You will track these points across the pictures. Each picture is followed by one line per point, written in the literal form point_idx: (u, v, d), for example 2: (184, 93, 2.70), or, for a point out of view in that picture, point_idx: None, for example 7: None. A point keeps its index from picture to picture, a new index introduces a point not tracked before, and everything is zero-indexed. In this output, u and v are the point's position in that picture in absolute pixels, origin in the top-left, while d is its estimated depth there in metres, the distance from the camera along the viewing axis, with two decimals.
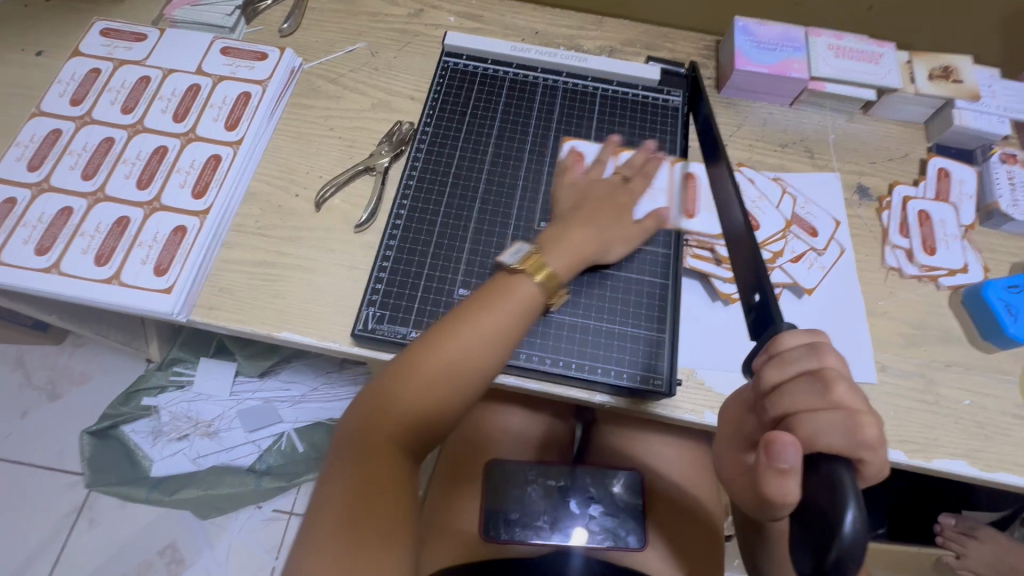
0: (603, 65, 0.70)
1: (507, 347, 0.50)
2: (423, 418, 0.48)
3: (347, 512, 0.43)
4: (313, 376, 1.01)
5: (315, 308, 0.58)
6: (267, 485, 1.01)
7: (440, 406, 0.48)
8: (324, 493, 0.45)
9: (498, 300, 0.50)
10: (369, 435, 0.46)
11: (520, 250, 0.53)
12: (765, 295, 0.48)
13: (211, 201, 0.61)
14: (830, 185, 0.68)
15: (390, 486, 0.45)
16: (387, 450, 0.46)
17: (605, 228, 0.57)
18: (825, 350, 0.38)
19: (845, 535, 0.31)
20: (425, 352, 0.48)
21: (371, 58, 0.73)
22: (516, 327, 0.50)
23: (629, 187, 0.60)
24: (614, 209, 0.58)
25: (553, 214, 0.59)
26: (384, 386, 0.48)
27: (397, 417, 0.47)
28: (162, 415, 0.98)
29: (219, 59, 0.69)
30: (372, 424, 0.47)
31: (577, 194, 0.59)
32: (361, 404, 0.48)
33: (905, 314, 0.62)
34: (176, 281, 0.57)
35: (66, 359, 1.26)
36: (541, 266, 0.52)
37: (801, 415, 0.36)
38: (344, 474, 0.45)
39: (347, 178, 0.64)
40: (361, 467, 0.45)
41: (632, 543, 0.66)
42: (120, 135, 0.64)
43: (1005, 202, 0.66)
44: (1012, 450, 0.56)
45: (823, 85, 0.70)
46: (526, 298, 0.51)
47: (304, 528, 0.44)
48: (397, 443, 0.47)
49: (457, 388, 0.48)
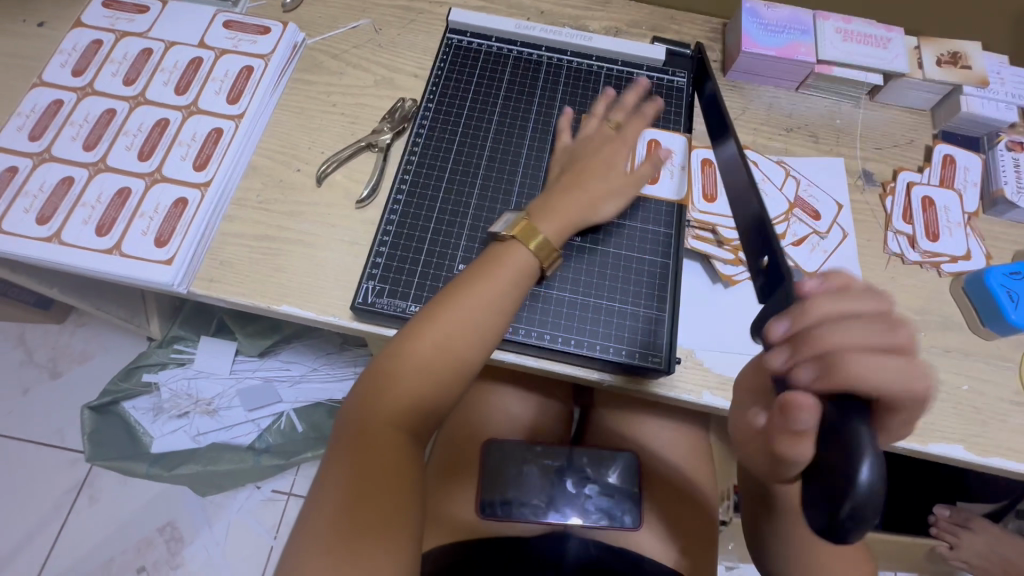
0: (608, 45, 0.69)
1: (503, 318, 0.51)
2: (424, 393, 0.48)
3: (353, 489, 0.43)
4: (313, 357, 1.02)
5: (315, 282, 0.58)
6: (265, 463, 1.01)
7: (439, 379, 0.49)
8: (327, 478, 0.45)
9: (492, 270, 0.51)
10: (370, 415, 0.47)
11: (509, 221, 0.56)
12: (772, 255, 0.45)
13: (213, 174, 0.61)
14: (835, 171, 0.68)
15: (394, 464, 0.45)
16: (390, 429, 0.47)
17: (597, 187, 0.57)
18: (847, 290, 0.37)
19: (857, 487, 0.30)
20: (421, 327, 0.49)
21: (374, 35, 0.73)
22: (510, 298, 0.51)
23: (621, 135, 0.61)
24: (606, 159, 0.59)
25: (547, 180, 0.60)
26: (383, 365, 0.49)
27: (397, 394, 0.48)
28: (163, 392, 0.99)
29: (221, 32, 0.69)
30: (372, 404, 0.47)
31: (571, 164, 0.60)
32: (363, 385, 0.49)
33: (906, 300, 0.62)
34: (177, 253, 0.57)
35: (67, 338, 1.26)
36: (533, 235, 0.53)
37: (847, 349, 0.34)
38: (347, 454, 0.45)
39: (349, 154, 0.64)
40: (367, 445, 0.45)
41: (627, 523, 0.67)
42: (122, 106, 0.64)
43: (1010, 189, 0.65)
44: (1009, 437, 0.56)
45: (830, 69, 0.69)
46: (518, 266, 0.52)
47: (307, 512, 0.43)
48: (400, 419, 0.47)
49: (455, 361, 0.49)
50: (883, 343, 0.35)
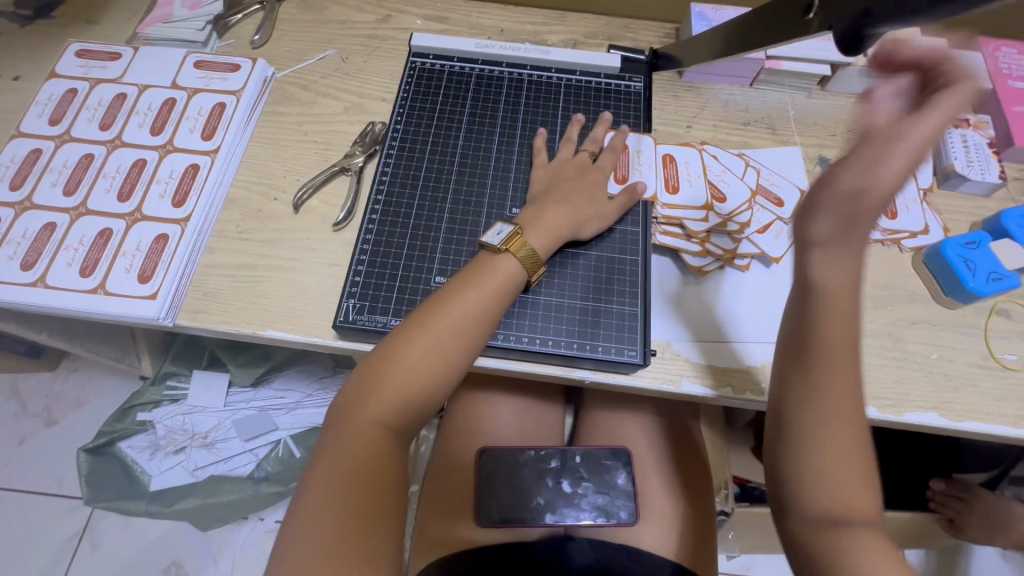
0: (566, 56, 0.72)
1: (489, 323, 0.53)
2: (406, 401, 0.49)
3: (336, 496, 0.44)
4: (307, 383, 1.03)
5: (298, 305, 0.60)
6: (265, 491, 1.00)
7: (426, 385, 0.50)
8: (307, 489, 0.45)
9: (479, 279, 0.53)
10: (354, 421, 0.48)
11: (503, 232, 0.57)
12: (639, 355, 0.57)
13: (192, 209, 0.63)
14: (792, 159, 0.70)
15: (376, 469, 0.47)
16: (371, 436, 0.48)
17: (581, 204, 0.60)
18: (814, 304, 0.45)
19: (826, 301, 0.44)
20: (412, 333, 0.51)
21: (342, 64, 0.75)
22: (497, 303, 0.53)
23: (598, 166, 0.65)
24: (585, 187, 0.62)
25: (530, 198, 0.62)
26: (375, 368, 0.50)
27: (384, 400, 0.49)
28: (158, 429, 0.99)
29: (193, 72, 0.71)
30: (357, 408, 0.49)
31: (556, 181, 0.62)
32: (351, 392, 0.50)
33: (870, 277, 0.64)
34: (160, 287, 0.59)
35: (61, 384, 1.26)
36: (527, 251, 0.56)
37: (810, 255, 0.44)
38: (331, 460, 0.46)
39: (323, 179, 0.66)
40: (352, 450, 0.47)
41: (624, 518, 0.68)
42: (99, 151, 0.66)
43: (961, 163, 0.68)
44: (979, 399, 0.58)
45: (779, 64, 0.72)
46: (508, 275, 0.54)
47: (285, 528, 0.44)
48: (381, 426, 0.48)
49: (442, 366, 0.50)
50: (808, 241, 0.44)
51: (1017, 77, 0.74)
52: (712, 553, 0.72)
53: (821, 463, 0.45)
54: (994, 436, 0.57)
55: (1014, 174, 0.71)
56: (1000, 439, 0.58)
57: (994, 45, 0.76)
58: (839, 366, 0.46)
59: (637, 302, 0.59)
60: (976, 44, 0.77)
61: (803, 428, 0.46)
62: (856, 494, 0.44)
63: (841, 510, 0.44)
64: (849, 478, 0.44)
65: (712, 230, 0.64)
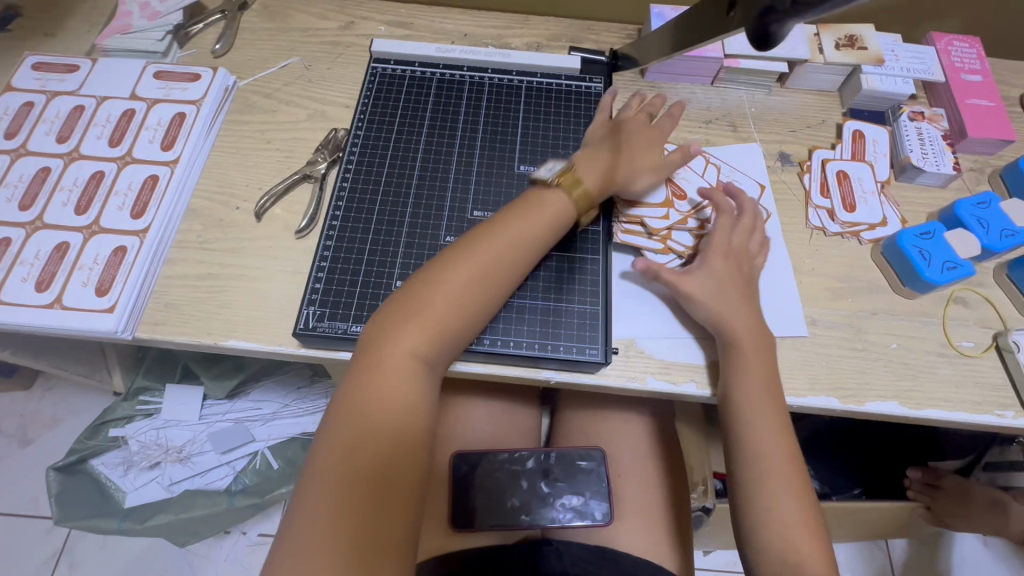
0: (526, 59, 0.73)
1: (532, 255, 0.56)
2: (446, 333, 0.51)
3: (376, 407, 0.47)
4: (284, 393, 1.02)
5: (261, 314, 0.59)
6: (241, 503, 0.98)
7: (471, 311, 0.52)
8: (348, 407, 0.47)
9: (531, 212, 0.57)
10: (391, 348, 0.49)
11: (558, 169, 0.61)
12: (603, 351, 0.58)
13: (151, 220, 0.62)
14: (752, 155, 0.71)
15: (413, 389, 0.49)
16: (406, 364, 0.49)
17: (637, 155, 0.63)
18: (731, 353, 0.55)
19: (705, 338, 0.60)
20: (462, 258, 0.53)
21: (305, 71, 0.75)
22: (542, 236, 0.56)
23: (655, 126, 0.67)
24: (645, 141, 0.65)
25: (588, 142, 0.66)
26: (416, 297, 0.51)
27: (428, 320, 0.50)
28: (131, 445, 0.98)
29: (152, 83, 0.71)
30: (395, 334, 0.49)
31: (613, 133, 0.65)
32: (388, 316, 0.50)
33: (831, 270, 0.65)
34: (118, 300, 0.58)
35: (35, 403, 1.24)
36: (580, 188, 0.59)
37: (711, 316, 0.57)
38: (373, 373, 0.48)
39: (284, 187, 0.66)
40: (395, 367, 0.48)
41: (598, 519, 0.69)
42: (56, 164, 0.65)
43: (916, 156, 0.69)
44: (938, 387, 0.59)
45: (737, 62, 0.73)
46: (559, 211, 0.58)
47: (319, 442, 0.46)
48: (419, 351, 0.50)
49: (487, 292, 0.53)
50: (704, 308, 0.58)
51: (970, 70, 0.75)
52: (688, 548, 0.72)
53: (760, 480, 0.52)
54: (952, 423, 0.58)
55: (969, 165, 0.73)
56: (960, 426, 0.59)
57: (947, 39, 0.78)
58: (763, 410, 0.53)
59: (597, 302, 0.60)
60: (930, 38, 0.78)
61: (748, 475, 0.53)
62: (803, 532, 0.50)
63: (792, 543, 0.50)
64: (784, 490, 0.51)
65: (673, 228, 0.64)
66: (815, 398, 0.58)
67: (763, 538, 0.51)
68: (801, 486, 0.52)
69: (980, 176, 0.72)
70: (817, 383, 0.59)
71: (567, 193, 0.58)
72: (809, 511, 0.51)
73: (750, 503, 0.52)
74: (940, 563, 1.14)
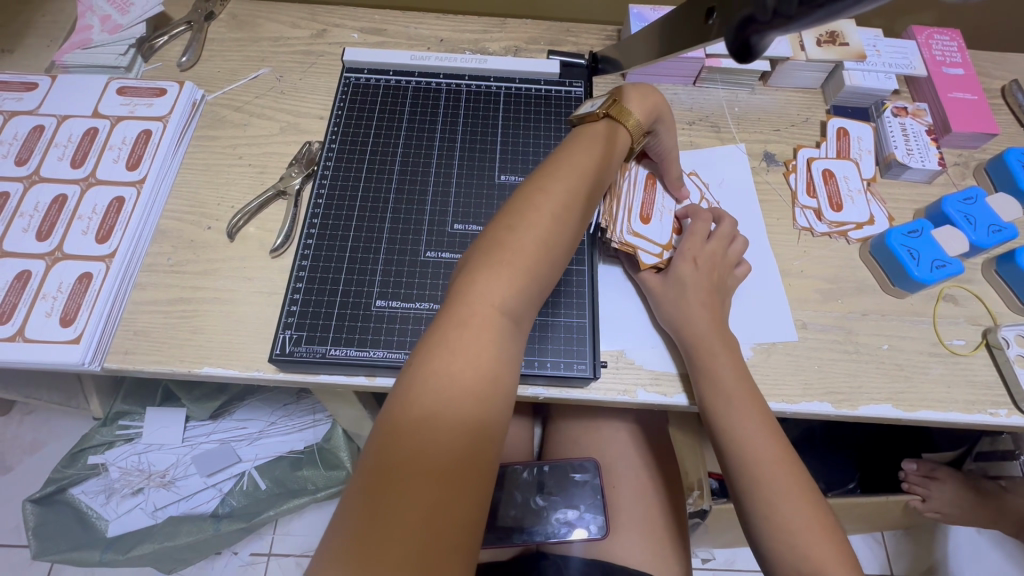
0: (503, 65, 0.71)
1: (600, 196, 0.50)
2: (533, 286, 0.43)
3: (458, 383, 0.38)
4: (270, 411, 0.99)
5: (237, 337, 0.57)
6: (226, 529, 0.93)
7: (550, 258, 0.45)
8: (427, 374, 0.38)
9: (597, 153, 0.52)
10: (475, 299, 0.41)
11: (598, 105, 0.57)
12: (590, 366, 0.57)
13: (117, 244, 0.59)
14: (736, 157, 0.70)
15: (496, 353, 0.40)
16: (492, 318, 0.40)
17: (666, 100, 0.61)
18: (700, 355, 0.54)
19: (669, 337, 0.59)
20: (539, 201, 0.46)
21: (276, 82, 0.73)
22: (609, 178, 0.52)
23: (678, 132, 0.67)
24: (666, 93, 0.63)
25: None
26: (498, 244, 0.43)
27: (511, 269, 0.42)
28: (112, 472, 0.95)
29: (115, 100, 0.68)
30: (477, 283, 0.41)
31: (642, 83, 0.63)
32: (467, 266, 0.43)
33: (820, 271, 0.64)
34: (84, 330, 0.55)
35: (14, 429, 1.20)
36: (625, 116, 0.56)
37: (680, 315, 0.56)
38: (454, 338, 0.39)
39: (258, 205, 0.63)
40: (476, 329, 0.40)
41: (595, 531, 0.66)
42: (15, 188, 0.62)
43: (901, 152, 0.69)
44: (931, 387, 0.58)
45: (719, 62, 0.71)
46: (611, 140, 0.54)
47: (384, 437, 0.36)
48: (502, 311, 0.41)
49: (564, 237, 0.46)
50: (668, 306, 0.57)
51: (952, 63, 0.75)
52: (686, 557, 0.70)
53: (759, 481, 0.49)
54: (947, 423, 0.57)
55: (953, 159, 0.72)
56: (954, 425, 0.59)
57: (927, 33, 0.77)
58: (738, 414, 0.51)
59: (583, 314, 0.58)
60: (911, 32, 0.78)
61: (741, 479, 0.50)
62: (815, 536, 0.47)
63: (801, 550, 0.46)
64: (787, 491, 0.48)
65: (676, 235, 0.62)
66: (808, 403, 0.57)
67: (773, 548, 0.48)
68: (802, 486, 0.49)
69: (965, 170, 0.71)
70: (810, 388, 0.57)
71: (616, 118, 0.56)
72: (820, 515, 0.48)
73: (747, 514, 0.49)
74: (937, 553, 1.14)
